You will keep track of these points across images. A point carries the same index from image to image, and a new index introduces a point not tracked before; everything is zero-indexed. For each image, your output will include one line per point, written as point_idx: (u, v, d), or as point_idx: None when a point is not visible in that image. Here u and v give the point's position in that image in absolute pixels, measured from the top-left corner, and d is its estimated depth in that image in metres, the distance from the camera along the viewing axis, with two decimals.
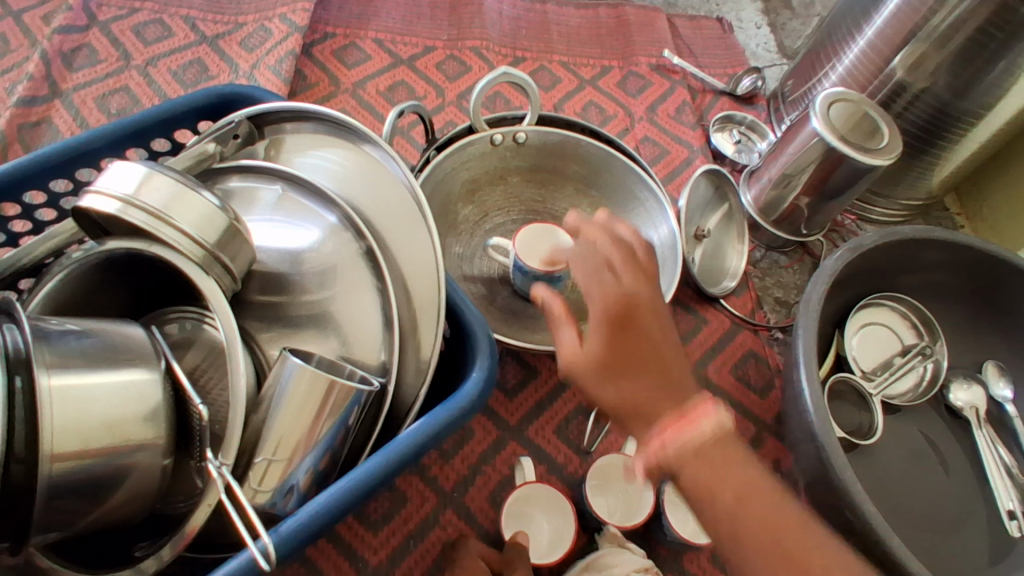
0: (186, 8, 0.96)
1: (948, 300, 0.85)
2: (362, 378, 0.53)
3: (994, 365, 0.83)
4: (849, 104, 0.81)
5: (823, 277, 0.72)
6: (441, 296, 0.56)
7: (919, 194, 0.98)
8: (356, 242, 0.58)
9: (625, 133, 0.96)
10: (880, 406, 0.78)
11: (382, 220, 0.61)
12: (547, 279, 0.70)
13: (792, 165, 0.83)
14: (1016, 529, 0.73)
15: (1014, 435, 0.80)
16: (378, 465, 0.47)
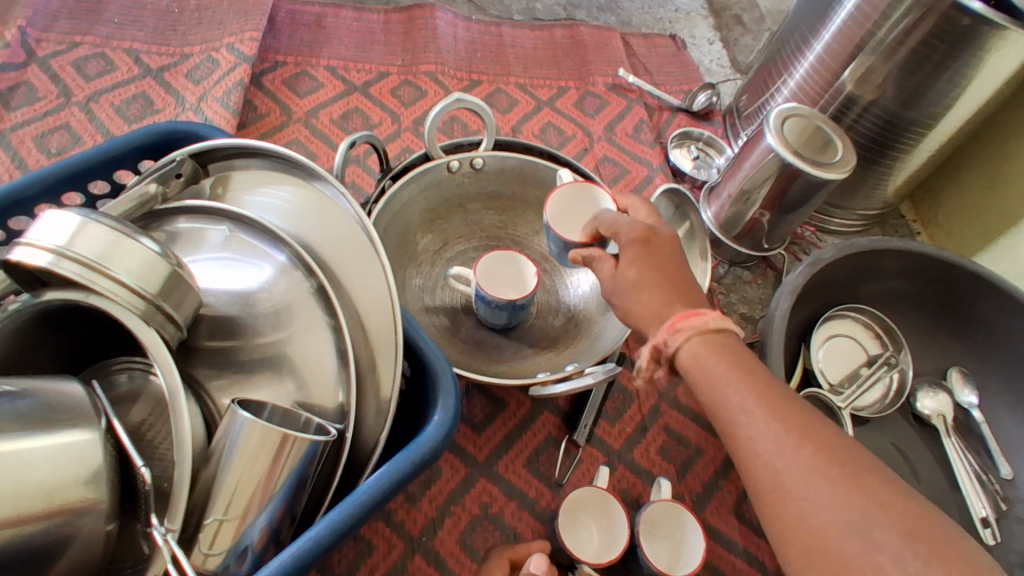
0: (129, 41, 0.93)
1: (908, 308, 0.86)
2: (318, 427, 0.51)
3: (959, 372, 0.83)
4: (802, 119, 0.81)
5: (786, 294, 0.72)
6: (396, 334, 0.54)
7: (875, 204, 1.00)
8: (306, 281, 0.56)
9: (585, 154, 0.96)
10: (849, 419, 0.77)
11: (332, 254, 0.58)
12: (509, 308, 0.69)
13: (750, 180, 0.83)
14: (990, 537, 0.74)
15: (981, 441, 0.81)
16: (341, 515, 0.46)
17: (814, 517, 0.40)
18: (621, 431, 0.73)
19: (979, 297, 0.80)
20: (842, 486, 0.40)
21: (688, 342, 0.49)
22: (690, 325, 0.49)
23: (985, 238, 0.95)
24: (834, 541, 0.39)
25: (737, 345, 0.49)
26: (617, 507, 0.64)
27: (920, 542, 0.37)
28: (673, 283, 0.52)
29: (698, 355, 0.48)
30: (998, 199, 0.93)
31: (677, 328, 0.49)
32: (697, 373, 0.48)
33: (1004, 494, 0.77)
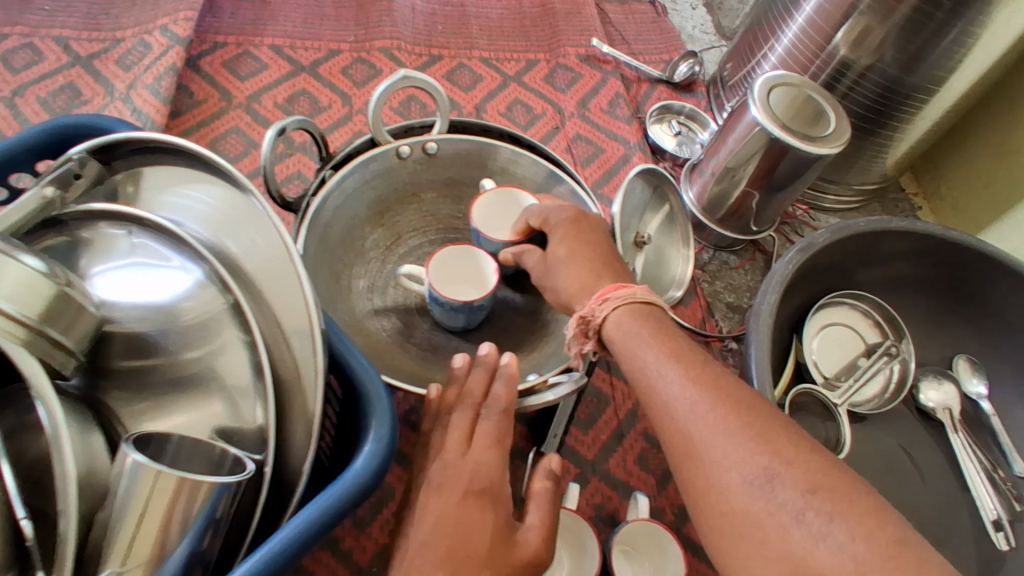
0: (58, 28, 0.85)
1: (912, 294, 0.79)
2: (233, 462, 0.45)
3: (966, 360, 0.77)
4: (791, 88, 0.73)
5: (775, 283, 0.64)
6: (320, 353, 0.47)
7: (874, 177, 0.91)
8: (222, 297, 0.50)
9: (556, 133, 0.88)
10: (846, 417, 0.71)
11: (251, 261, 0.51)
12: (466, 309, 0.62)
13: (735, 157, 0.75)
14: (1003, 542, 0.68)
15: (992, 434, 0.74)
16: (273, 555, 0.37)
17: (723, 480, 0.38)
18: (595, 439, 0.67)
19: (989, 280, 0.73)
20: (773, 466, 0.37)
21: (615, 309, 0.50)
22: (619, 295, 0.50)
23: (992, 213, 0.88)
24: (765, 521, 0.36)
25: (664, 318, 0.49)
26: (589, 533, 0.58)
27: (825, 498, 0.35)
28: (600, 256, 0.56)
29: (623, 322, 0.49)
30: (1008, 169, 0.85)
31: (604, 297, 0.50)
32: (621, 342, 0.48)
33: (1018, 493, 0.70)
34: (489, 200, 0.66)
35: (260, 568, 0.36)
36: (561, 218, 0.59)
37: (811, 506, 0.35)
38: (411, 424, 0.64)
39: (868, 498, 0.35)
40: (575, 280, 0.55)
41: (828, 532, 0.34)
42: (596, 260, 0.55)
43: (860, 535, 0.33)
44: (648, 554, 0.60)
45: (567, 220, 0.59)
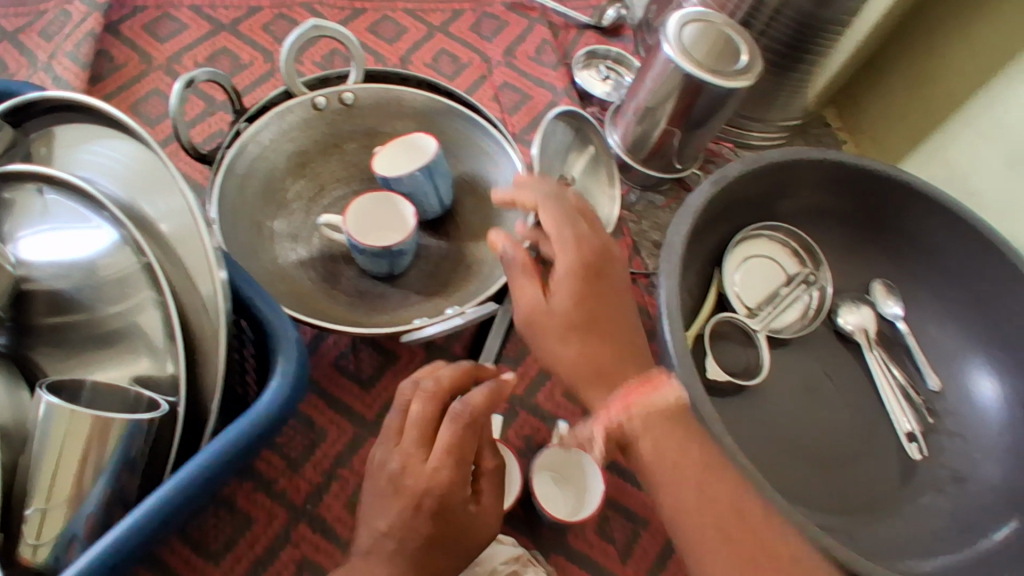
0: None
1: (833, 223, 0.81)
2: (149, 402, 0.47)
3: (881, 285, 0.80)
4: (705, 24, 0.74)
5: (686, 216, 0.67)
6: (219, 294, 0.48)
7: (795, 112, 0.94)
8: (136, 259, 0.49)
9: (482, 82, 0.88)
10: (765, 341, 0.75)
11: (164, 220, 0.51)
12: (389, 255, 0.63)
13: (654, 97, 0.76)
14: (916, 452, 0.72)
15: (907, 352, 0.78)
16: (200, 468, 0.41)
17: None
18: (523, 375, 0.69)
19: (900, 202, 0.76)
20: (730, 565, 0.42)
21: (639, 416, 0.48)
22: (642, 406, 0.48)
23: (910, 141, 0.90)
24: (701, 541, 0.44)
25: (690, 426, 0.49)
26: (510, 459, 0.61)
27: None
28: (612, 358, 0.51)
29: (659, 442, 0.47)
30: (924, 97, 0.88)
31: (630, 408, 0.48)
32: (648, 445, 0.47)
33: (930, 406, 0.75)
34: (387, 153, 0.67)
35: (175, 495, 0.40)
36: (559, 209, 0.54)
37: None
38: (341, 369, 0.65)
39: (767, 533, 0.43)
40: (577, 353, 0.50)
41: None
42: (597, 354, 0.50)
43: None
44: (571, 474, 0.63)
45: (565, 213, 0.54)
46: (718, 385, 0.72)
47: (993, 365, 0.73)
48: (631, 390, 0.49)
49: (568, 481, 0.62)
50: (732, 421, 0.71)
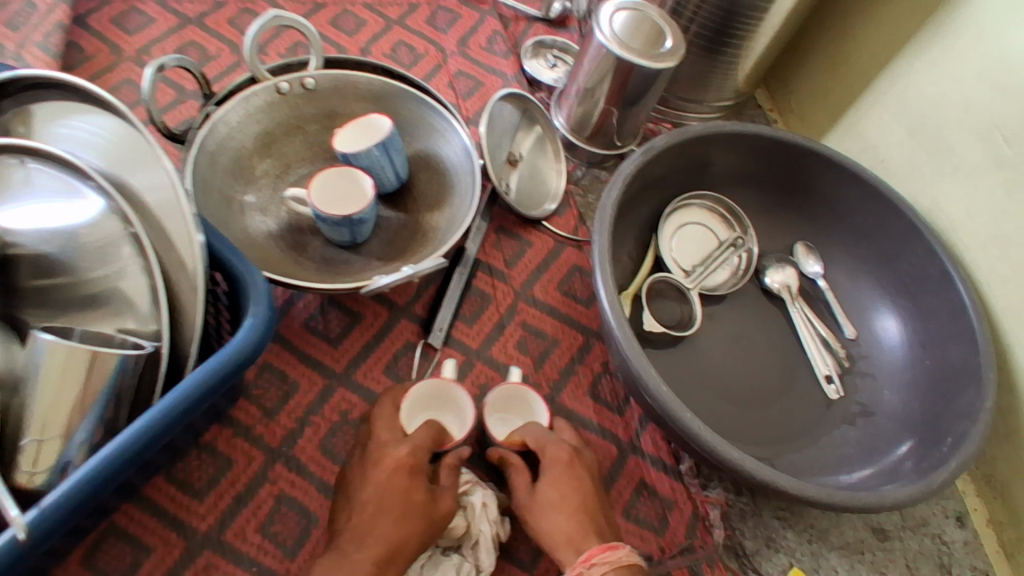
0: None
1: (760, 191, 0.90)
2: (134, 343, 0.54)
3: (804, 245, 0.89)
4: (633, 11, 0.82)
5: (618, 182, 0.74)
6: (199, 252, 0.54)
7: (728, 93, 1.02)
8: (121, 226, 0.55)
9: (438, 70, 0.95)
10: (697, 297, 0.83)
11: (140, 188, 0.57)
12: (349, 224, 0.69)
13: (592, 78, 0.84)
14: (833, 391, 0.81)
15: (827, 306, 0.87)
16: (173, 402, 0.48)
17: None
18: (479, 330, 0.76)
19: (814, 170, 0.85)
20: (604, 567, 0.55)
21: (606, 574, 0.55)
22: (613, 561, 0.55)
23: (830, 118, 1.00)
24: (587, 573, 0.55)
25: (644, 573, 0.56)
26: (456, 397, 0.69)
27: None
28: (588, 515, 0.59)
29: None
30: (840, 78, 0.97)
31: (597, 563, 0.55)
32: None
33: (846, 352, 0.84)
34: (349, 132, 0.73)
35: (154, 422, 0.47)
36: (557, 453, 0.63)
37: None
38: (312, 329, 0.72)
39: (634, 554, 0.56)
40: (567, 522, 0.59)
41: None
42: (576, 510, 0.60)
43: None
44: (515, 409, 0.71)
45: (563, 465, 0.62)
46: (655, 337, 0.80)
47: (897, 312, 0.83)
48: (597, 551, 0.56)
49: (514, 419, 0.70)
50: (669, 368, 0.79)
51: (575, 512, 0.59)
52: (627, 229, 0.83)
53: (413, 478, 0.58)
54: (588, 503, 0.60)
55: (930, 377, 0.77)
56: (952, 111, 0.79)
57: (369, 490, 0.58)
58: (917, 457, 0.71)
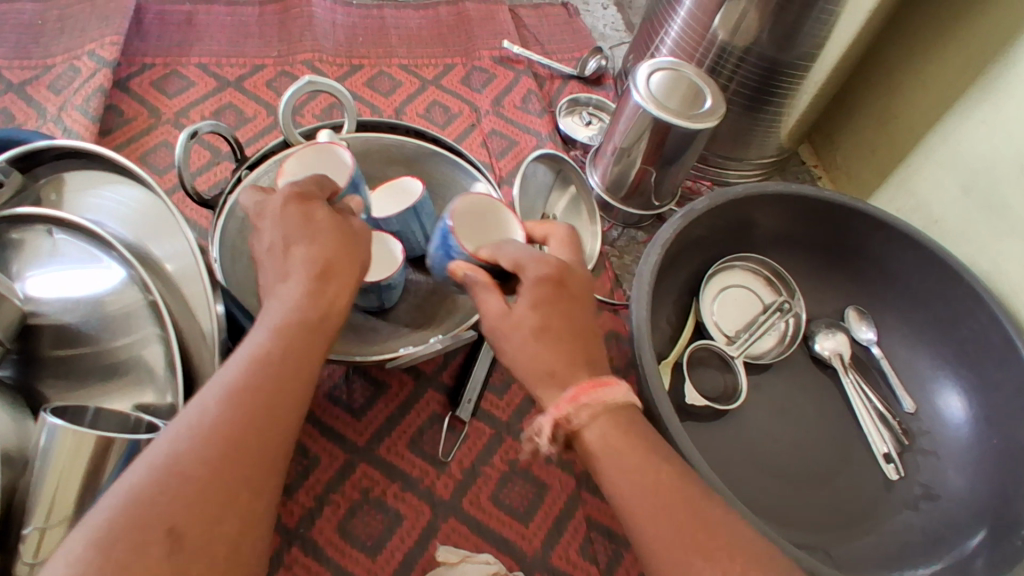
0: None
1: (805, 254, 0.85)
2: (150, 424, 0.51)
3: (856, 310, 0.84)
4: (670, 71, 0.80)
5: (657, 246, 0.71)
6: (212, 317, 0.55)
7: (770, 150, 0.98)
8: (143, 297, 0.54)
9: (471, 129, 0.94)
10: (742, 367, 0.78)
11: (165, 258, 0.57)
12: (377, 290, 0.67)
13: (628, 138, 0.82)
14: (893, 472, 0.75)
15: (883, 376, 0.81)
16: None
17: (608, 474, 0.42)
18: (509, 402, 0.72)
19: (864, 233, 0.81)
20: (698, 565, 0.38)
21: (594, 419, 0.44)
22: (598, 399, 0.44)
23: (878, 176, 0.95)
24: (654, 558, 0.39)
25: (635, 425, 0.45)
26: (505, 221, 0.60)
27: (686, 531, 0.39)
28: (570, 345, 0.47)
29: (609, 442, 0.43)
30: (889, 134, 0.93)
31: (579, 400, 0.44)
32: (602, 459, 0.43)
33: (906, 428, 0.78)
34: (381, 194, 0.73)
35: None
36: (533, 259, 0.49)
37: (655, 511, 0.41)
38: (335, 399, 0.69)
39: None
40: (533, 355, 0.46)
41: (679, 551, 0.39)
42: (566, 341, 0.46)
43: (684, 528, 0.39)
44: (483, 227, 0.60)
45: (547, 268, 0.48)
46: (697, 411, 0.75)
47: (960, 386, 0.77)
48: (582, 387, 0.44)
49: (483, 234, 0.59)
50: (712, 444, 0.74)
51: (568, 365, 0.45)
52: (666, 294, 0.80)
53: (308, 209, 0.53)
54: (576, 333, 0.47)
55: (999, 459, 0.70)
56: (1007, 172, 0.76)
57: (304, 242, 0.50)
58: (989, 552, 0.65)
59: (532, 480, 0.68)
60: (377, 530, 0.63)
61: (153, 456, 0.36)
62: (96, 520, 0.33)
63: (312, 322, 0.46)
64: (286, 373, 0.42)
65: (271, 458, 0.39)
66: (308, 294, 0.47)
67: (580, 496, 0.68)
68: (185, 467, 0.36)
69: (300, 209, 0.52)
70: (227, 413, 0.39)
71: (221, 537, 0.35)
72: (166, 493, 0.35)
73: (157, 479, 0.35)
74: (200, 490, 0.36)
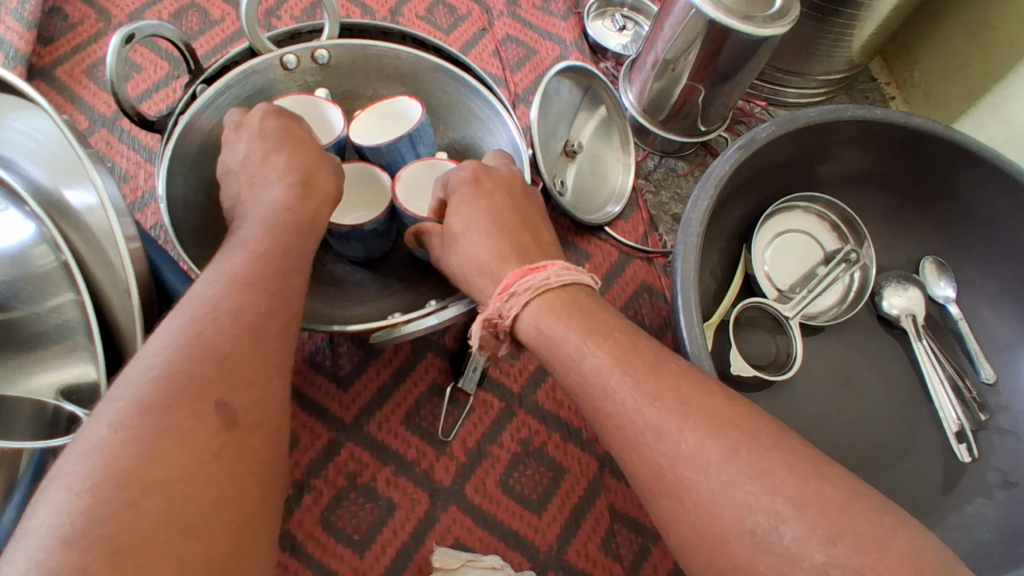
0: None
1: (877, 193, 0.71)
2: (71, 418, 0.43)
3: (933, 262, 0.71)
4: None
5: (708, 189, 0.57)
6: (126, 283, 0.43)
7: (839, 66, 0.81)
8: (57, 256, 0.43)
9: (482, 35, 0.78)
10: (797, 330, 0.65)
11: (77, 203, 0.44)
12: (360, 237, 0.56)
13: (674, 47, 0.66)
14: (966, 454, 0.64)
15: (958, 339, 0.70)
16: None
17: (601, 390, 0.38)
18: (522, 369, 0.62)
19: (955, 172, 0.66)
20: (749, 467, 0.32)
21: (525, 302, 0.44)
22: (525, 285, 0.44)
23: (968, 98, 0.79)
24: (683, 470, 0.33)
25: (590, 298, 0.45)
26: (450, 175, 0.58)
27: (666, 401, 0.36)
28: (503, 223, 0.49)
29: (542, 319, 0.43)
30: (986, 46, 0.75)
31: (509, 292, 0.44)
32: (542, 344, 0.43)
33: (981, 401, 0.67)
34: (371, 118, 0.59)
35: None
36: (461, 183, 0.51)
37: (664, 419, 0.35)
38: (318, 365, 0.59)
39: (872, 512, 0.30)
40: (474, 251, 0.48)
41: (698, 445, 0.34)
42: (496, 232, 0.48)
43: (702, 426, 0.34)
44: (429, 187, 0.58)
45: (467, 184, 0.51)
46: (744, 381, 0.63)
47: None
48: (515, 272, 0.45)
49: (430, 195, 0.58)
50: None
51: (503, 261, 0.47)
52: (711, 242, 0.67)
53: (287, 122, 0.53)
54: (504, 222, 0.49)
55: None
56: None
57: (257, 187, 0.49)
58: None
59: (547, 462, 0.58)
60: (366, 523, 0.54)
61: (161, 350, 0.34)
62: (119, 410, 0.31)
63: (303, 230, 0.47)
64: (298, 253, 0.45)
65: (295, 321, 0.41)
66: (294, 198, 0.49)
67: (604, 481, 0.58)
68: (205, 358, 0.34)
69: (282, 129, 0.52)
70: (238, 299, 0.38)
71: (264, 398, 0.36)
72: (173, 395, 0.32)
73: (171, 371, 0.33)
74: (226, 375, 0.34)
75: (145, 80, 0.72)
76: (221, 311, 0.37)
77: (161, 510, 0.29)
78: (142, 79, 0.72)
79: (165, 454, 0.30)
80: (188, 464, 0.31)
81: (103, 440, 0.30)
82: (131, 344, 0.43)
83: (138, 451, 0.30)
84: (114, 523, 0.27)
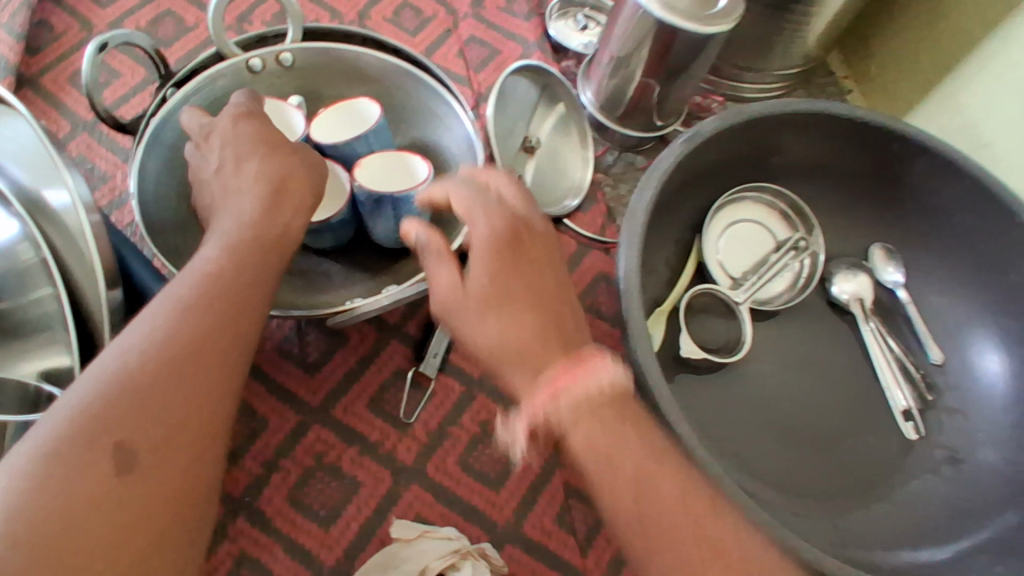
0: None
1: (825, 183, 0.74)
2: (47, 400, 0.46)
3: (881, 249, 0.73)
4: None
5: (652, 180, 0.60)
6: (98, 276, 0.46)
7: (794, 62, 0.83)
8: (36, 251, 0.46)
9: (447, 36, 0.82)
10: (747, 315, 0.69)
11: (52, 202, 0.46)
12: (330, 229, 0.59)
13: (627, 43, 0.69)
14: (912, 431, 0.66)
15: (907, 322, 0.71)
16: None
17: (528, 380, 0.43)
18: (483, 354, 0.65)
19: (899, 160, 0.69)
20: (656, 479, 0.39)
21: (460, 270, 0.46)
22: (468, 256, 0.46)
23: (918, 89, 0.82)
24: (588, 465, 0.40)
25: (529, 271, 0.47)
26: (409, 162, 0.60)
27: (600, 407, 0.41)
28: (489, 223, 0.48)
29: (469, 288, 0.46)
30: (933, 39, 0.78)
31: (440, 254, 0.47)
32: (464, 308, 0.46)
33: (930, 382, 0.69)
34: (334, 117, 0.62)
35: None
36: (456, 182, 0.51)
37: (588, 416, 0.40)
38: (287, 353, 0.62)
39: (731, 520, 0.38)
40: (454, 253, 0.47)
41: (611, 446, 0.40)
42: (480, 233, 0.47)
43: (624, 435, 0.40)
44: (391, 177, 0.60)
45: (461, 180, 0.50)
46: (693, 363, 0.67)
47: (998, 339, 0.67)
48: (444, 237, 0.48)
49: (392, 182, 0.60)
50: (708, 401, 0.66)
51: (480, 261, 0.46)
52: (664, 232, 0.70)
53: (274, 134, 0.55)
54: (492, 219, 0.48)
55: None
56: None
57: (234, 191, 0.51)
58: None
59: None
60: (331, 500, 0.57)
61: (87, 383, 0.37)
62: (35, 445, 0.34)
63: (267, 252, 0.48)
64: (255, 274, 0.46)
65: (238, 349, 0.42)
66: (261, 209, 0.50)
67: (560, 460, 0.61)
68: (129, 392, 0.37)
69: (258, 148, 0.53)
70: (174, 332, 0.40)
71: (179, 437, 0.37)
72: (77, 439, 0.34)
73: (84, 412, 0.35)
74: (135, 418, 0.36)
75: (124, 86, 0.76)
76: (153, 345, 0.39)
77: (69, 534, 0.32)
78: (120, 85, 0.75)
79: (86, 477, 0.34)
80: (77, 510, 0.33)
81: (11, 474, 0.33)
82: (106, 335, 0.46)
83: (54, 480, 0.33)
84: (27, 542, 0.31)
